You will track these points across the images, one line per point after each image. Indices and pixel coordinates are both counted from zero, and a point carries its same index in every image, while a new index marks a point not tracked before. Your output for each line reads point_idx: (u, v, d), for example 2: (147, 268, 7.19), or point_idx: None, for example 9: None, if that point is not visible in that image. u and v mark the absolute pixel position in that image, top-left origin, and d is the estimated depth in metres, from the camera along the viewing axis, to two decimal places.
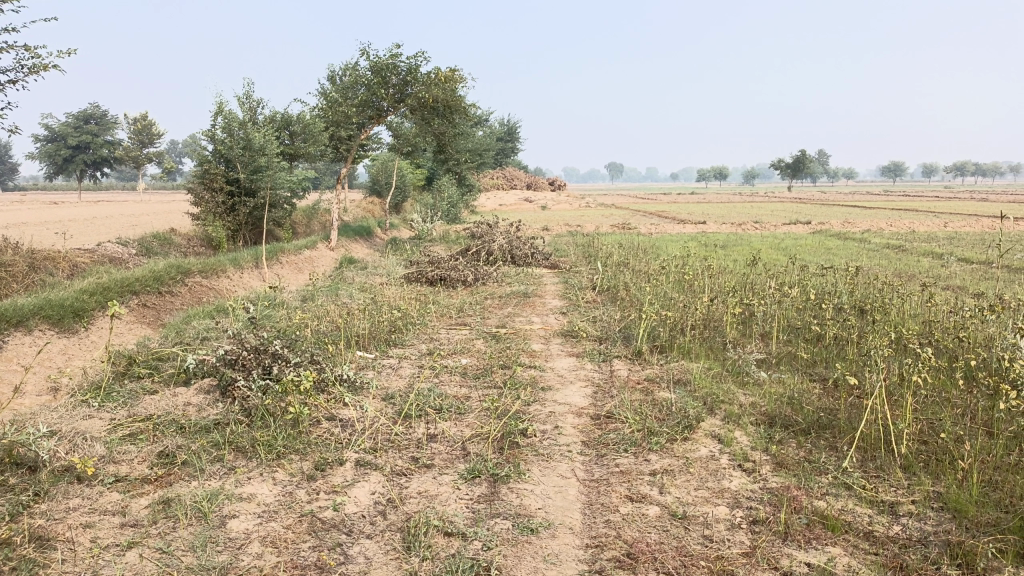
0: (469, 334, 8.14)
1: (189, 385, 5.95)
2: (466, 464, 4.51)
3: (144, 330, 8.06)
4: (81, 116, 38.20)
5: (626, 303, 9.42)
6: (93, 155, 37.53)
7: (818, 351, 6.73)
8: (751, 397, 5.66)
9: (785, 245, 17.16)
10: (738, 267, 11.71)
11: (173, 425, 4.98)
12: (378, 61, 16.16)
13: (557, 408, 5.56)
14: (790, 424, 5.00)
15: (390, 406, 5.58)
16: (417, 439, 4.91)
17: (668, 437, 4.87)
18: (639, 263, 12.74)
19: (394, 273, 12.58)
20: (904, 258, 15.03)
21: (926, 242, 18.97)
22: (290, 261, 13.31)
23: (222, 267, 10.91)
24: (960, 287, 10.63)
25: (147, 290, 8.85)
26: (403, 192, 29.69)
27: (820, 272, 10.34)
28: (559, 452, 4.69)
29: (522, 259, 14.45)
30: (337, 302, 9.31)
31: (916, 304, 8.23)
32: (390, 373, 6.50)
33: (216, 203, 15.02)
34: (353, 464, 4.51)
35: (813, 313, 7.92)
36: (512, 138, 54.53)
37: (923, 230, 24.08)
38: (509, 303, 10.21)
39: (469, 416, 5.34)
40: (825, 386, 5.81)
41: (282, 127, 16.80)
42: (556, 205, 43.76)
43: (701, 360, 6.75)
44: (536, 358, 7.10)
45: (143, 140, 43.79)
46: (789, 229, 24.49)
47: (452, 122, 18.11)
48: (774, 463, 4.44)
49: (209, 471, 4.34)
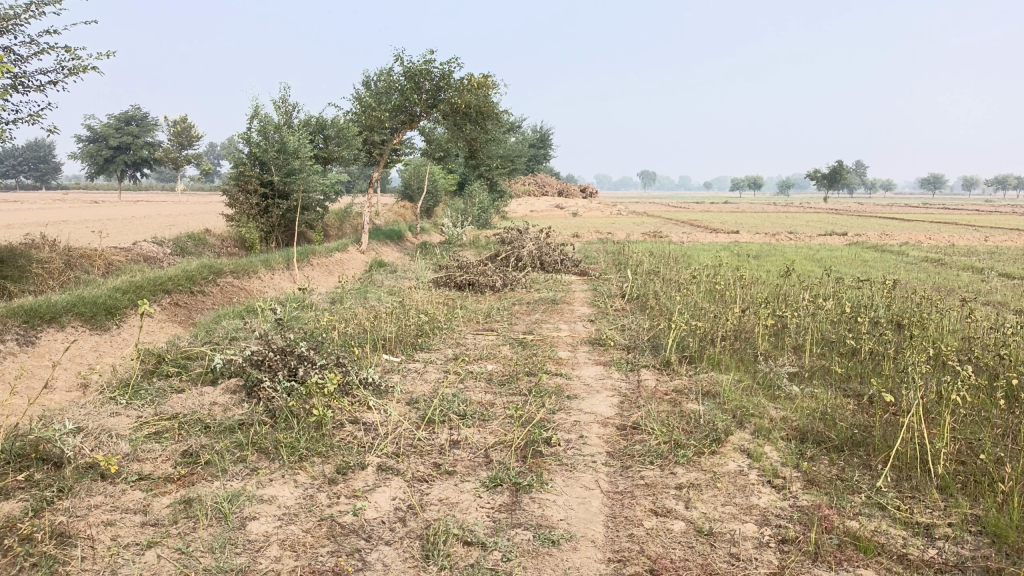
0: (496, 340, 8.10)
1: (215, 384, 5.98)
2: (488, 472, 4.45)
3: (174, 329, 8.15)
4: (122, 117, 38.97)
5: (655, 311, 9.31)
6: (134, 156, 38.30)
7: (852, 366, 6.57)
8: (781, 412, 5.53)
9: (820, 256, 16.88)
10: (771, 277, 11.53)
11: (198, 425, 5.00)
12: (412, 66, 16.25)
13: (582, 417, 5.48)
14: (821, 440, 4.87)
15: (414, 410, 5.55)
16: (440, 445, 4.87)
17: (695, 450, 4.76)
18: (670, 272, 12.60)
19: (423, 277, 12.59)
20: (942, 272, 14.70)
21: (966, 256, 18.53)
22: (321, 263, 13.39)
23: (254, 268, 11.01)
24: (1001, 303, 10.35)
25: (179, 289, 8.94)
26: (435, 197, 29.82)
27: (855, 285, 10.13)
28: (584, 462, 4.61)
29: (551, 265, 14.40)
30: (365, 305, 9.33)
31: (955, 320, 8.01)
32: (416, 377, 6.48)
33: (250, 204, 15.19)
34: (375, 468, 4.48)
35: (848, 326, 7.74)
36: (545, 145, 54.55)
37: (963, 243, 23.56)
38: (537, 309, 10.15)
39: (493, 423, 5.28)
40: (859, 402, 5.66)
41: (316, 130, 16.97)
42: (588, 212, 43.62)
43: (731, 372, 6.63)
44: (562, 365, 7.03)
45: (182, 142, 44.54)
46: (824, 241, 24.10)
47: (485, 128, 18.13)
48: (805, 480, 4.31)
49: (232, 472, 4.34)
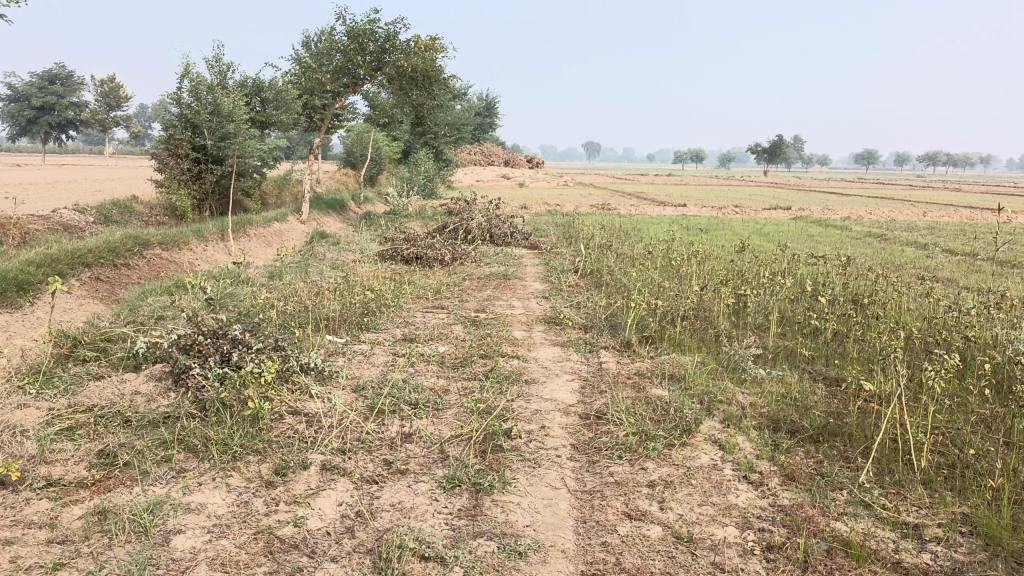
0: (447, 318, 7.68)
1: (139, 371, 5.43)
2: (445, 470, 4.06)
3: (96, 306, 7.49)
4: (45, 76, 36.76)
5: (611, 288, 8.99)
6: (59, 117, 36.39)
7: (816, 347, 6.38)
8: (750, 397, 5.27)
9: (767, 230, 16.88)
10: (725, 253, 11.36)
11: (117, 419, 4.49)
12: (355, 26, 15.44)
13: (542, 405, 5.13)
14: (796, 430, 4.62)
15: (360, 399, 5.11)
16: (390, 439, 4.45)
17: (666, 442, 4.46)
18: (622, 246, 12.35)
19: (367, 250, 12.04)
20: (887, 247, 14.79)
21: (908, 231, 18.82)
22: (258, 234, 12.70)
23: (184, 239, 10.30)
24: (951, 280, 10.35)
25: (101, 263, 8.25)
26: (378, 164, 28.97)
27: (811, 261, 10.01)
28: (548, 458, 4.26)
29: (501, 237, 13.98)
30: (306, 280, 8.77)
31: (912, 298, 7.91)
32: (362, 361, 6.02)
33: (181, 170, 14.27)
34: (318, 468, 4.04)
35: (808, 304, 7.56)
36: (490, 114, 53.93)
37: (903, 218, 24.00)
38: (488, 285, 9.72)
39: (447, 414, 4.89)
40: (829, 387, 5.45)
41: (253, 93, 16.07)
42: (534, 182, 43.25)
43: (694, 354, 6.36)
44: (518, 347, 6.64)
45: (110, 103, 42.27)
46: (769, 215, 24.25)
47: (431, 94, 17.46)
48: (784, 476, 4.05)
49: (155, 475, 3.86)
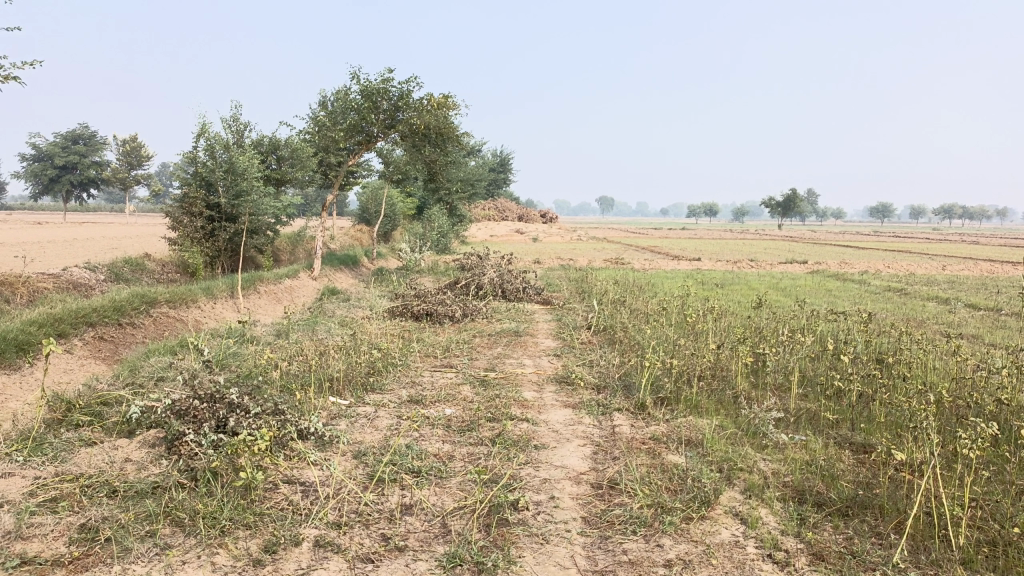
0: (455, 378, 7.45)
1: (132, 437, 5.23)
2: (446, 547, 3.80)
3: (97, 367, 7.34)
4: (69, 136, 37.54)
5: (625, 345, 8.75)
6: (81, 176, 36.99)
7: (840, 409, 6.09)
8: (772, 465, 4.98)
9: (783, 285, 16.62)
10: (742, 309, 11.11)
11: (104, 489, 4.27)
12: (369, 85, 15.59)
13: (551, 473, 4.87)
14: (823, 502, 4.32)
15: (361, 467, 4.86)
16: (389, 512, 4.20)
17: (683, 515, 4.17)
18: (636, 301, 12.14)
19: (376, 307, 11.90)
20: (908, 302, 14.46)
21: (928, 286, 18.50)
22: (268, 290, 12.62)
23: (192, 297, 10.21)
24: (977, 337, 10.03)
25: (105, 322, 8.13)
26: (392, 220, 29.13)
27: (830, 317, 9.74)
28: (557, 533, 3.99)
29: (513, 293, 13.81)
30: (313, 338, 8.61)
31: (938, 356, 7.60)
32: (365, 424, 5.79)
33: (194, 227, 14.31)
34: (311, 545, 3.79)
35: (830, 363, 7.28)
36: (504, 170, 54.49)
37: (922, 272, 23.70)
38: (499, 342, 9.51)
39: (451, 484, 4.63)
40: (855, 454, 5.15)
41: (269, 151, 16.22)
42: (549, 237, 43.32)
43: (712, 416, 6.09)
44: (528, 409, 6.40)
45: (131, 162, 42.98)
46: (784, 269, 24.01)
47: (444, 150, 17.53)
48: (811, 555, 3.75)
49: (136, 552, 3.62)
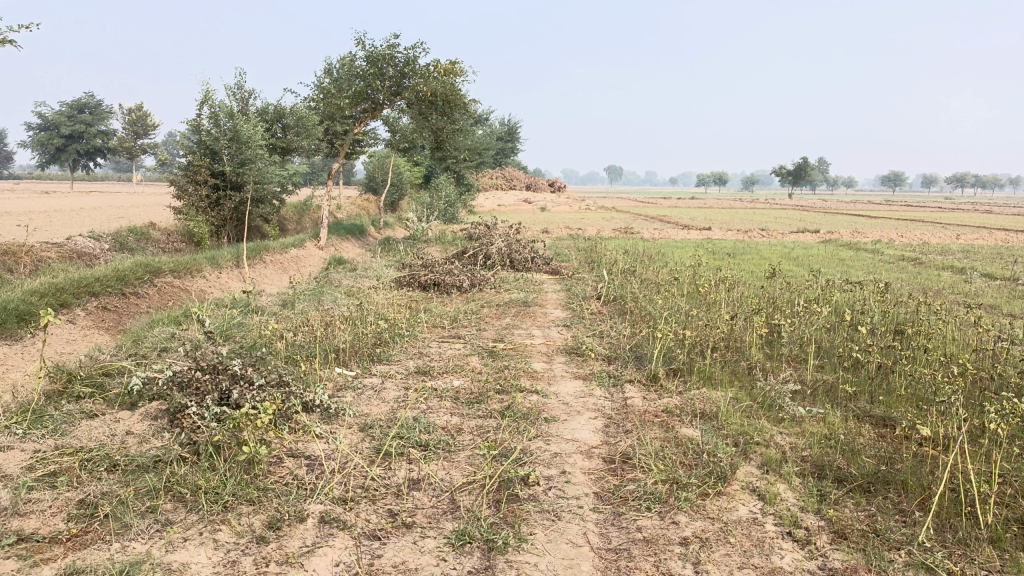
0: (463, 349, 7.33)
1: (134, 409, 5.13)
2: (454, 524, 3.69)
3: (100, 337, 7.24)
4: (75, 105, 37.33)
5: (636, 316, 8.60)
6: (87, 145, 36.81)
7: (858, 381, 5.94)
8: (789, 438, 4.84)
9: (795, 255, 16.39)
10: (754, 278, 10.92)
11: (104, 463, 4.17)
12: (375, 51, 15.28)
13: (562, 446, 4.74)
14: (843, 478, 4.19)
15: (367, 440, 4.75)
16: (396, 487, 4.08)
17: (699, 491, 4.05)
18: (646, 271, 11.96)
19: (383, 277, 11.76)
20: (922, 271, 14.24)
21: (941, 255, 18.25)
22: (274, 260, 12.48)
23: (197, 266, 10.10)
24: (994, 306, 9.84)
25: (108, 292, 8.02)
26: (399, 189, 28.87)
27: (845, 287, 9.56)
28: (569, 509, 3.87)
29: (521, 263, 13.65)
30: (318, 309, 8.48)
31: (957, 327, 7.42)
32: (372, 396, 5.68)
33: (199, 196, 14.15)
34: (316, 521, 3.68)
35: (846, 334, 7.11)
36: (512, 138, 54.05)
37: (934, 241, 23.39)
38: (507, 313, 9.37)
39: (460, 457, 4.51)
40: (875, 428, 5.00)
41: (274, 119, 16.01)
42: (557, 207, 43.00)
43: (726, 388, 5.95)
44: (538, 380, 6.28)
45: (138, 131, 42.71)
46: (795, 238, 23.73)
47: (451, 118, 17.26)
48: (833, 533, 3.61)
49: (136, 529, 3.52)
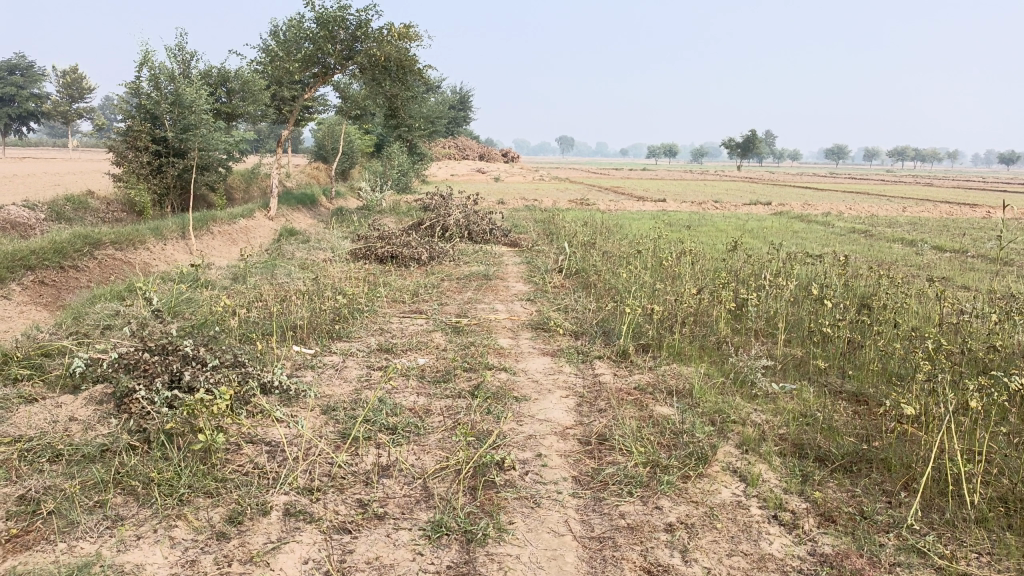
0: (426, 325, 7.09)
1: (77, 393, 4.78)
2: (429, 514, 3.49)
3: (37, 314, 6.78)
4: (5, 66, 35.48)
5: (600, 290, 8.46)
6: (19, 109, 34.95)
7: (827, 356, 5.91)
8: (764, 416, 4.76)
9: (750, 227, 16.54)
10: (716, 251, 10.89)
11: (46, 454, 3.85)
12: (326, 13, 14.68)
13: (536, 428, 4.57)
14: (824, 459, 4.11)
15: (331, 424, 4.50)
16: (365, 475, 3.86)
17: (681, 473, 3.92)
18: (607, 243, 11.84)
19: (338, 248, 11.39)
20: (875, 243, 14.47)
21: (890, 227, 18.62)
22: (223, 231, 11.99)
23: (140, 238, 9.59)
24: (948, 278, 10.00)
25: (45, 265, 7.54)
26: (350, 157, 28.21)
27: (805, 260, 9.58)
28: (548, 496, 3.70)
29: (479, 235, 13.40)
30: (272, 282, 8.12)
31: (918, 299, 7.48)
32: (333, 376, 5.43)
33: (141, 163, 13.50)
34: (280, 515, 3.44)
35: (812, 308, 7.09)
36: (464, 107, 53.38)
37: (883, 213, 23.88)
38: (468, 286, 9.14)
39: (430, 441, 4.32)
40: (850, 405, 4.96)
41: (219, 83, 15.31)
42: (511, 177, 42.70)
43: (696, 364, 5.86)
44: (505, 357, 6.09)
45: (73, 95, 40.73)
46: (749, 210, 23.95)
47: (405, 85, 16.80)
48: (820, 516, 3.53)
49: (84, 527, 3.23)
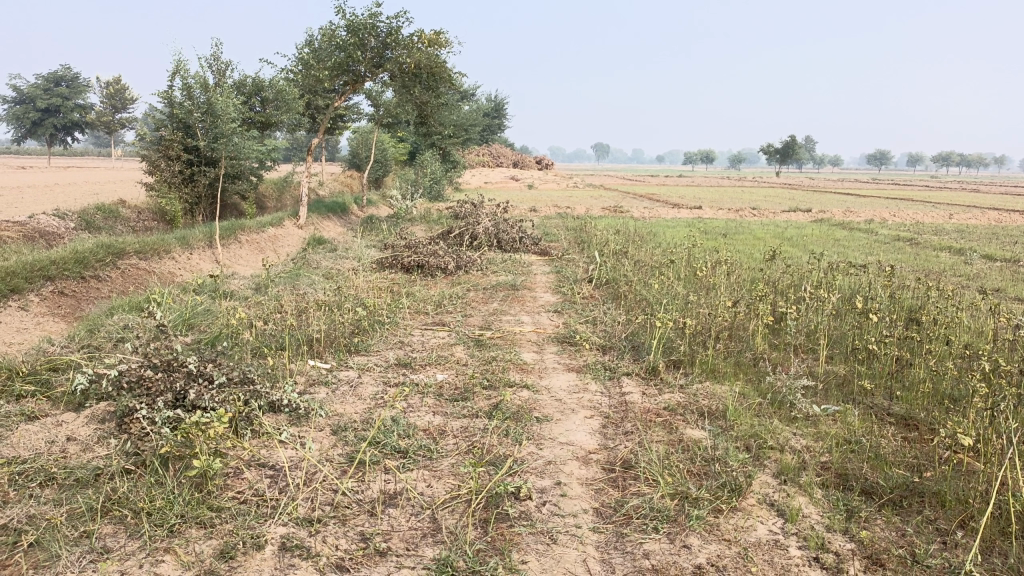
0: (447, 338, 6.83)
1: (80, 410, 4.61)
2: (435, 550, 3.22)
3: (54, 325, 6.68)
4: (51, 78, 36.29)
5: (631, 301, 8.13)
6: (64, 120, 35.53)
7: (873, 375, 5.52)
8: (804, 441, 4.41)
9: (788, 234, 16.04)
10: (752, 261, 10.49)
11: (37, 477, 3.66)
12: (356, 20, 14.57)
13: (557, 452, 4.27)
14: (872, 494, 3.74)
15: (339, 446, 4.26)
16: (370, 504, 3.60)
17: (712, 507, 3.60)
18: (639, 252, 11.51)
19: (364, 258, 11.23)
20: (920, 252, 13.91)
21: (936, 234, 17.98)
22: (250, 240, 11.92)
23: (165, 247, 9.51)
24: (1001, 289, 9.48)
25: (65, 275, 7.46)
26: (383, 165, 28.22)
27: (847, 271, 9.15)
28: (565, 531, 3.41)
29: (509, 243, 13.12)
30: (294, 293, 7.94)
31: (971, 313, 7.02)
32: (347, 392, 5.20)
33: (172, 172, 13.53)
34: (275, 549, 3.19)
35: (855, 322, 6.67)
36: (498, 114, 53.38)
37: (928, 220, 23.13)
38: (494, 297, 8.88)
39: (443, 466, 4.05)
40: (898, 431, 4.58)
41: (252, 92, 15.29)
42: (545, 184, 42.46)
43: (731, 382, 5.52)
44: (528, 373, 5.80)
45: (115, 105, 41.43)
46: (788, 217, 23.37)
47: (436, 91, 16.66)
48: (866, 560, 3.18)
49: (66, 560, 3.02)
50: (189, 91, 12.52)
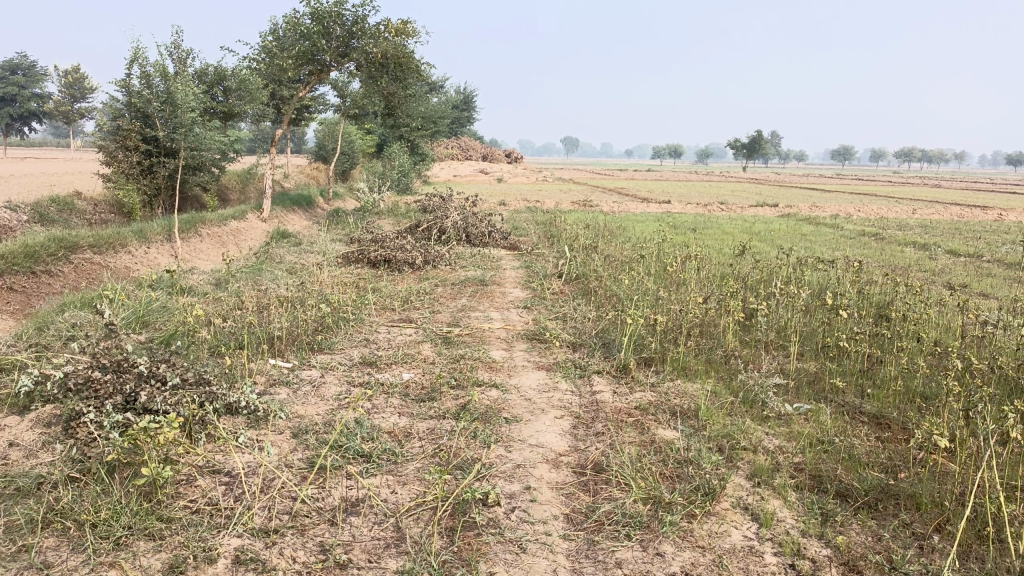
0: (414, 335, 6.67)
1: (24, 414, 4.37)
2: (398, 562, 3.07)
3: (1, 322, 6.39)
4: (7, 65, 35.23)
5: (601, 297, 8.04)
6: (21, 109, 34.48)
7: (844, 372, 5.47)
8: (777, 441, 4.33)
9: (756, 229, 16.10)
10: (722, 256, 10.46)
11: None
12: (321, 8, 14.26)
13: (526, 455, 4.14)
14: (846, 497, 3.66)
15: (300, 450, 4.08)
16: (330, 513, 3.44)
17: (686, 512, 3.50)
18: (609, 246, 11.44)
19: (330, 252, 11.00)
20: (886, 247, 14.03)
21: (901, 230, 18.19)
22: (212, 234, 11.62)
23: (121, 241, 9.19)
24: (966, 285, 9.57)
25: (14, 270, 7.15)
26: (350, 157, 27.85)
27: (816, 266, 9.15)
28: (535, 539, 3.28)
29: (477, 237, 12.96)
30: (255, 289, 7.71)
31: (938, 309, 7.04)
32: (309, 393, 5.01)
33: (130, 163, 13.13)
34: (229, 563, 3.02)
35: (825, 319, 6.64)
36: (467, 107, 53.08)
37: (892, 215, 23.43)
38: (463, 293, 8.72)
39: (408, 470, 3.90)
40: (871, 430, 4.53)
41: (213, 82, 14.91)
42: (514, 178, 42.32)
43: (703, 381, 5.43)
44: (496, 372, 5.66)
45: (75, 95, 40.34)
46: (756, 212, 23.52)
47: (404, 82, 16.40)
48: (843, 566, 3.10)
49: None
50: (147, 80, 12.12)
